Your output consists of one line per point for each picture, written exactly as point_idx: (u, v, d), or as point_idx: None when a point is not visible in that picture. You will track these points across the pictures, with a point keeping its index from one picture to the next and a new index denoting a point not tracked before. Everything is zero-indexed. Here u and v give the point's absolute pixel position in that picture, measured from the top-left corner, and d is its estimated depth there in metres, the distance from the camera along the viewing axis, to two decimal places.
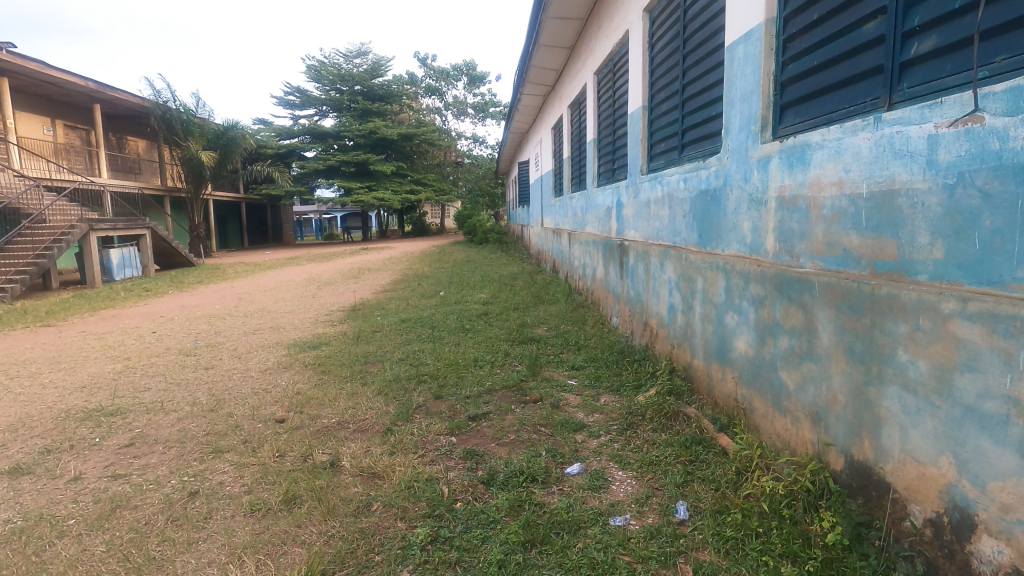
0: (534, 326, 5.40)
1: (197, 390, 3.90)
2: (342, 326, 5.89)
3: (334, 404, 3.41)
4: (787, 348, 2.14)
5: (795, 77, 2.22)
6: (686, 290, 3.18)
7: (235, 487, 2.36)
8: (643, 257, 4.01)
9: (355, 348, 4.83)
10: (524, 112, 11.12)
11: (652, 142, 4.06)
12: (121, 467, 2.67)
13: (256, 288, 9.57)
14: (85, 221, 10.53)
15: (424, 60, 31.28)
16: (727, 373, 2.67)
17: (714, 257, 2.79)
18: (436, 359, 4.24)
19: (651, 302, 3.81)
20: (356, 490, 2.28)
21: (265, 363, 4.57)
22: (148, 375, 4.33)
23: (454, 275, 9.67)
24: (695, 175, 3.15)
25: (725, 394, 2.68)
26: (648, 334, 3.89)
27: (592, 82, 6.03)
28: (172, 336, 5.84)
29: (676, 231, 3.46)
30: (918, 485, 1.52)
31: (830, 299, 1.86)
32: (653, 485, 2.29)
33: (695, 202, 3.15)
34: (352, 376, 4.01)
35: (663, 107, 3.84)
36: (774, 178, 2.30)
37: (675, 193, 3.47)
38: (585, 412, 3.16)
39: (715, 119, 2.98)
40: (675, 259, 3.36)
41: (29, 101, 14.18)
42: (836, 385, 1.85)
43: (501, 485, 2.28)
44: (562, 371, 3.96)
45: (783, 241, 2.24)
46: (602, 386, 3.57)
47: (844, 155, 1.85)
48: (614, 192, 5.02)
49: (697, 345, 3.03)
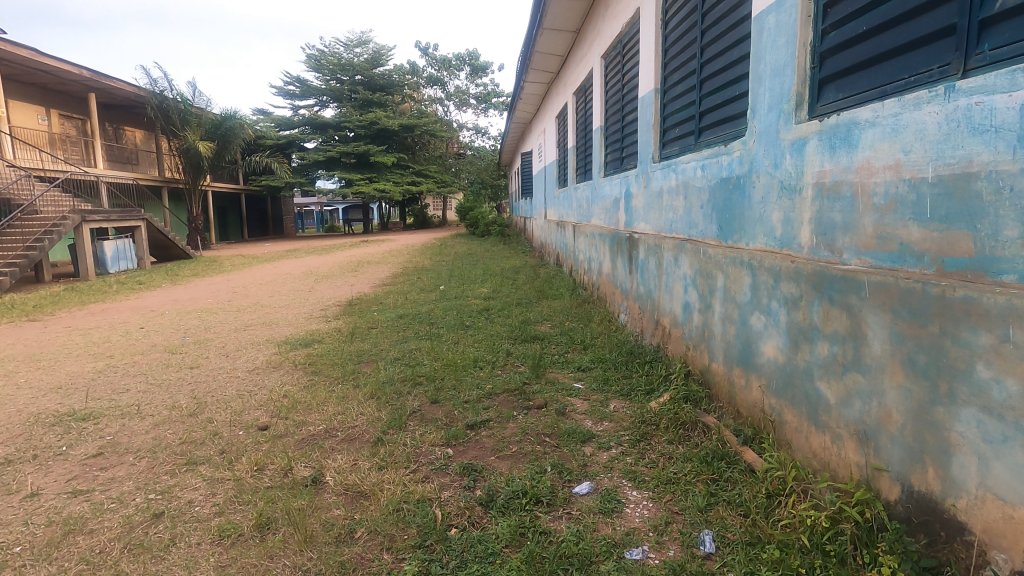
0: (537, 323, 5.15)
1: (178, 392, 3.65)
2: (337, 322, 5.63)
3: (322, 409, 3.18)
4: (828, 356, 1.88)
5: (838, 47, 1.94)
6: (704, 288, 2.92)
7: (205, 508, 2.12)
8: (654, 249, 3.76)
9: (349, 346, 4.60)
10: (528, 100, 10.84)
11: (665, 127, 3.79)
12: (84, 482, 2.43)
13: (253, 281, 9.32)
14: (78, 211, 10.29)
15: (425, 49, 30.77)
16: (751, 379, 2.43)
17: (737, 252, 2.54)
18: (433, 359, 3.99)
19: (664, 299, 3.56)
20: (339, 512, 2.04)
21: (253, 362, 4.32)
22: (128, 374, 4.09)
23: (455, 269, 9.42)
24: (715, 161, 2.87)
25: (749, 403, 2.44)
26: (660, 334, 3.63)
27: (599, 66, 5.73)
28: (159, 332, 5.60)
29: (692, 223, 3.19)
30: (1003, 528, 1.27)
31: (884, 302, 1.61)
32: (672, 509, 2.04)
33: (713, 191, 2.89)
34: (344, 378, 3.76)
35: (678, 90, 3.55)
36: (812, 162, 2.02)
37: (691, 182, 3.20)
38: (592, 420, 2.91)
39: (739, 100, 2.70)
40: (692, 253, 3.10)
41: (24, 90, 13.94)
42: (891, 402, 1.59)
43: (501, 508, 2.03)
44: (567, 373, 3.71)
45: (822, 234, 1.97)
46: (611, 391, 3.31)
47: (903, 134, 1.58)
48: (622, 182, 4.75)
49: (717, 348, 2.78)
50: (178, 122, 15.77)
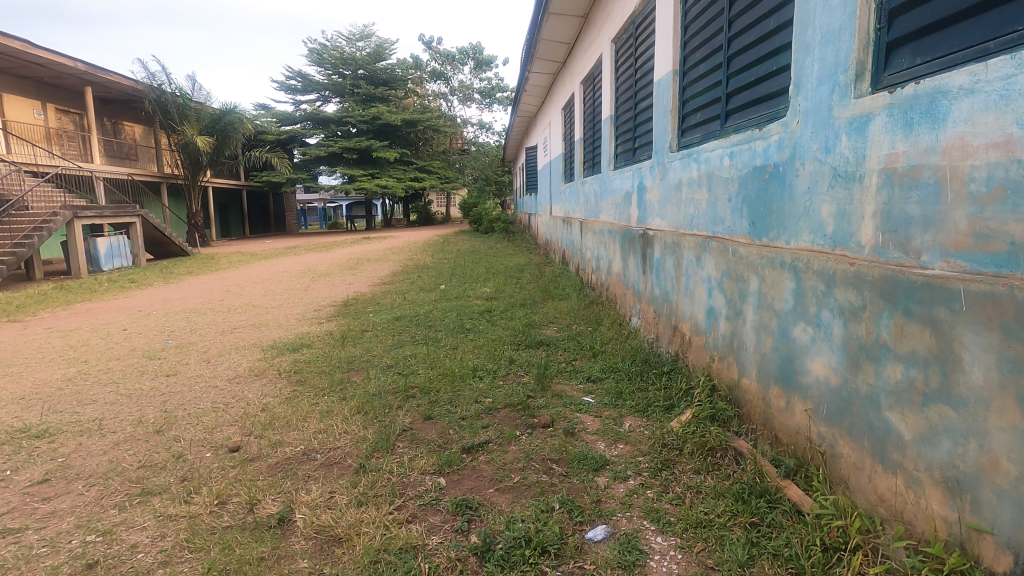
0: (542, 326, 4.81)
1: (148, 404, 3.33)
2: (330, 325, 5.28)
3: (303, 427, 2.84)
4: (902, 381, 1.53)
5: (912, 3, 1.59)
6: (733, 292, 2.57)
7: (148, 556, 1.79)
8: (672, 248, 3.40)
9: (340, 351, 4.27)
10: (533, 93, 10.50)
11: (684, 112, 3.42)
12: (20, 517, 2.11)
13: (247, 280, 9.01)
14: (69, 207, 9.99)
15: (429, 42, 30.28)
16: (793, 401, 2.07)
17: (776, 252, 2.18)
18: (430, 368, 3.65)
19: (684, 304, 3.20)
20: (305, 564, 1.71)
21: (234, 369, 3.99)
22: (98, 383, 3.76)
23: (457, 267, 9.09)
24: (747, 147, 2.51)
25: (790, 428, 2.09)
26: (679, 341, 3.28)
27: (609, 52, 5.36)
28: (141, 335, 5.28)
29: (717, 218, 2.83)
30: None
31: (991, 319, 1.26)
32: (707, 564, 1.70)
33: (744, 181, 2.53)
34: (331, 389, 3.41)
35: (701, 70, 3.18)
36: (878, 142, 1.66)
37: (717, 173, 2.84)
38: (606, 442, 2.56)
39: (778, 76, 2.34)
40: (717, 253, 2.74)
41: (20, 84, 13.69)
42: (999, 446, 1.25)
43: (499, 560, 1.70)
44: (575, 384, 3.36)
45: (892, 230, 1.61)
46: (625, 406, 2.97)
47: (1018, 101, 1.23)
48: (634, 174, 4.39)
49: (749, 362, 2.43)
50: (177, 116, 15.46)
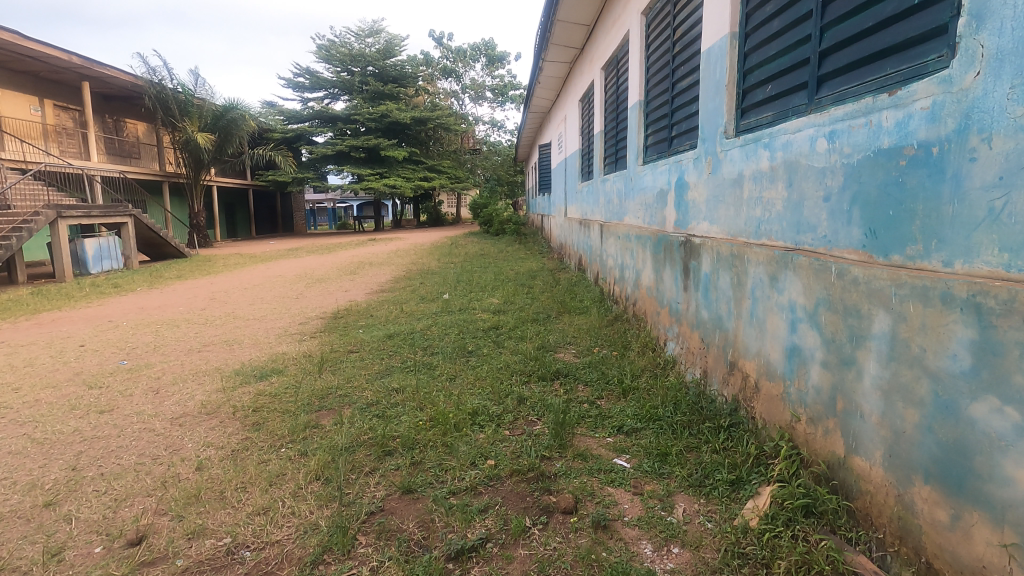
0: (558, 349, 4.06)
1: (58, 457, 2.61)
2: (311, 344, 4.55)
3: (239, 503, 2.10)
4: None
5: None
6: (838, 331, 1.78)
7: None
8: (729, 260, 2.62)
9: (314, 380, 3.55)
10: (546, 84, 9.73)
11: (747, 86, 2.65)
12: None
13: (236, 286, 8.34)
14: (54, 206, 9.36)
15: (440, 39, 29.57)
16: (968, 519, 1.30)
17: (932, 278, 1.39)
18: (418, 411, 2.90)
19: (749, 337, 2.42)
20: None
21: (184, 404, 3.27)
22: (13, 423, 3.06)
23: (464, 272, 8.34)
24: (860, 122, 1.74)
25: (963, 561, 1.32)
26: (740, 385, 2.50)
27: (637, 26, 4.59)
28: (95, 353, 4.59)
29: (805, 224, 2.06)
30: None
31: None
32: None
33: (856, 170, 1.76)
34: (290, 439, 2.67)
35: (773, 27, 2.39)
36: None
37: (804, 161, 2.06)
38: (654, 544, 1.79)
39: (919, 16, 1.56)
40: (808, 272, 1.95)
41: (16, 79, 13.19)
42: None
43: None
44: (603, 437, 2.60)
45: None
46: (676, 477, 2.19)
47: None
48: (672, 166, 3.61)
49: (868, 436, 1.65)
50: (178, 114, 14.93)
